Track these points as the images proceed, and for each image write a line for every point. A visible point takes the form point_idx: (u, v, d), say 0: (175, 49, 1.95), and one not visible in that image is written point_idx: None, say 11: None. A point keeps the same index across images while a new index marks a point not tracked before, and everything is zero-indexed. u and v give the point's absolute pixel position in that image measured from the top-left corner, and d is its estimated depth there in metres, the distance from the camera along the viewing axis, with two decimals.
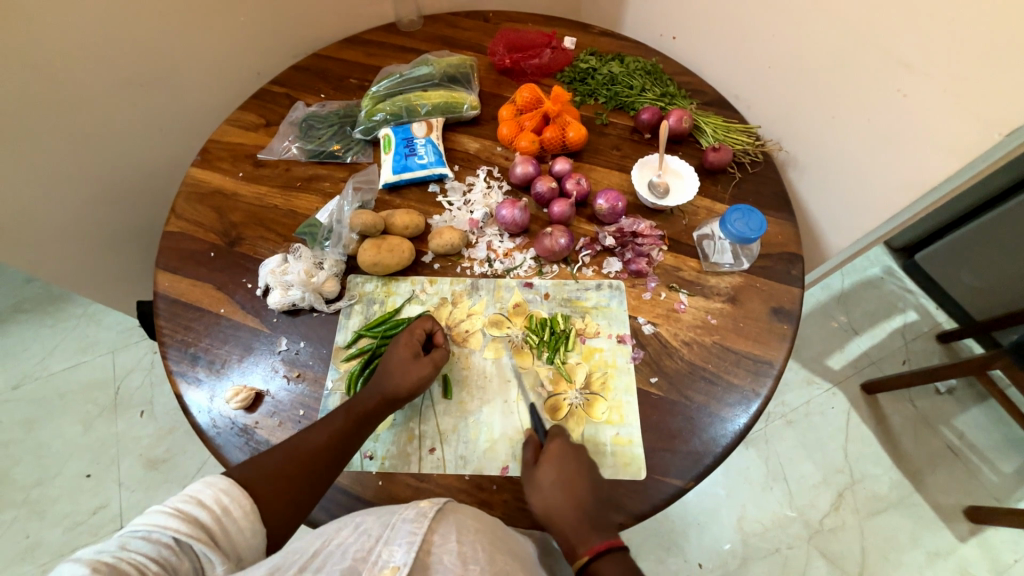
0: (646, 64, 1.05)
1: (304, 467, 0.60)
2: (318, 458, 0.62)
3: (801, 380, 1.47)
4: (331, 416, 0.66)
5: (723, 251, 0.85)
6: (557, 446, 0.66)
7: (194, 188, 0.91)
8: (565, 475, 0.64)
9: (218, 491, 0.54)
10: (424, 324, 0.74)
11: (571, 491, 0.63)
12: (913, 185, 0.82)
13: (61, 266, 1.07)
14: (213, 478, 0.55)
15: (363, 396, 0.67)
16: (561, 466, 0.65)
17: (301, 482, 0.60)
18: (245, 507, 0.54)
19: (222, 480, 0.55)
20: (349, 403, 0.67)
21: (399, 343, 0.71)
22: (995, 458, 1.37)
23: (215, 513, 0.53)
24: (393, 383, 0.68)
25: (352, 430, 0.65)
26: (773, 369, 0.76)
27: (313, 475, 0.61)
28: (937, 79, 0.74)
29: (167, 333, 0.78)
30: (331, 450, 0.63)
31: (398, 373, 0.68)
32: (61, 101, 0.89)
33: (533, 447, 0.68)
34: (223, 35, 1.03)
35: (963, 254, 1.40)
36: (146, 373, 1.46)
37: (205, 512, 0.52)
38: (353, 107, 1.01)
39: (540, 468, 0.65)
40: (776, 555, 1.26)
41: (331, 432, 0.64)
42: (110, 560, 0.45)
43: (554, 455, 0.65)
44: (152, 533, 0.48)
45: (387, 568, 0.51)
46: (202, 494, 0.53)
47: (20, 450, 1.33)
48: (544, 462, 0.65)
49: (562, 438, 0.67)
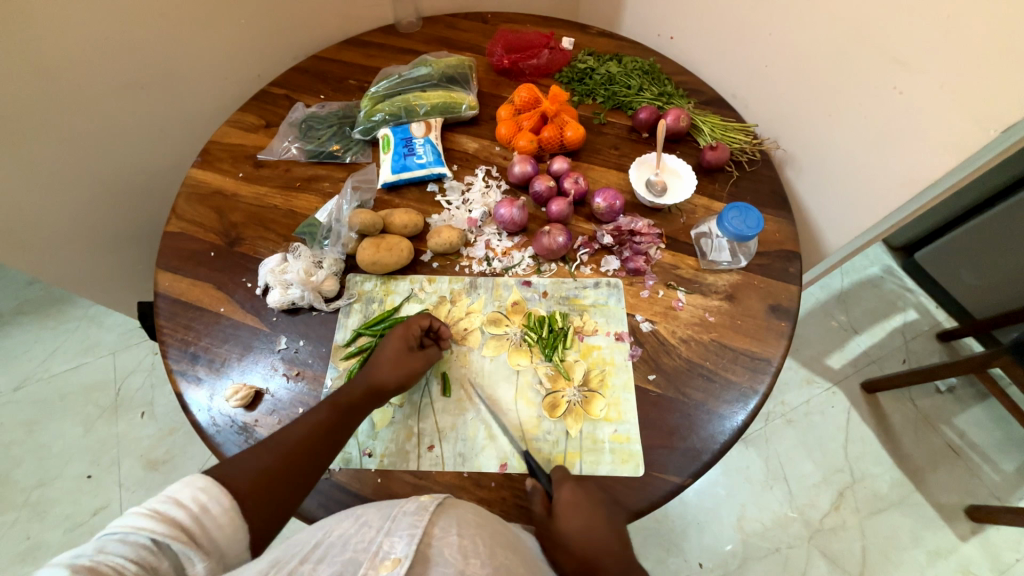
0: (644, 64, 1.05)
1: (287, 460, 0.61)
2: (301, 451, 0.62)
3: (801, 380, 1.47)
4: (316, 409, 0.66)
5: (721, 249, 0.86)
6: (568, 493, 0.63)
7: (194, 189, 0.92)
8: (588, 522, 0.62)
9: (197, 489, 0.53)
10: (418, 323, 0.74)
11: (595, 537, 0.61)
12: (909, 182, 0.83)
13: (63, 268, 1.07)
14: (191, 477, 0.54)
15: (349, 389, 0.68)
16: (580, 515, 0.62)
17: (283, 475, 0.60)
18: (225, 504, 0.53)
19: (200, 478, 0.54)
20: (334, 397, 0.67)
21: (391, 338, 0.72)
22: (996, 457, 1.37)
23: (194, 512, 0.51)
24: (384, 377, 0.69)
25: (336, 424, 0.65)
26: (770, 367, 0.76)
27: (296, 468, 0.61)
28: (933, 76, 0.75)
29: (167, 332, 0.78)
30: (314, 442, 0.63)
31: (390, 367, 0.69)
32: (63, 101, 0.90)
33: (541, 500, 0.65)
34: (222, 37, 1.04)
35: (963, 252, 1.40)
36: (146, 374, 1.46)
37: (182, 512, 0.50)
38: (352, 108, 1.01)
39: (558, 521, 0.62)
40: (776, 555, 1.25)
41: (315, 424, 0.64)
42: (88, 564, 0.44)
43: (568, 502, 0.63)
44: (129, 536, 0.47)
45: (388, 560, 0.51)
46: (180, 493, 0.52)
47: (21, 451, 1.34)
48: (562, 514, 0.62)
49: (570, 484, 0.65)
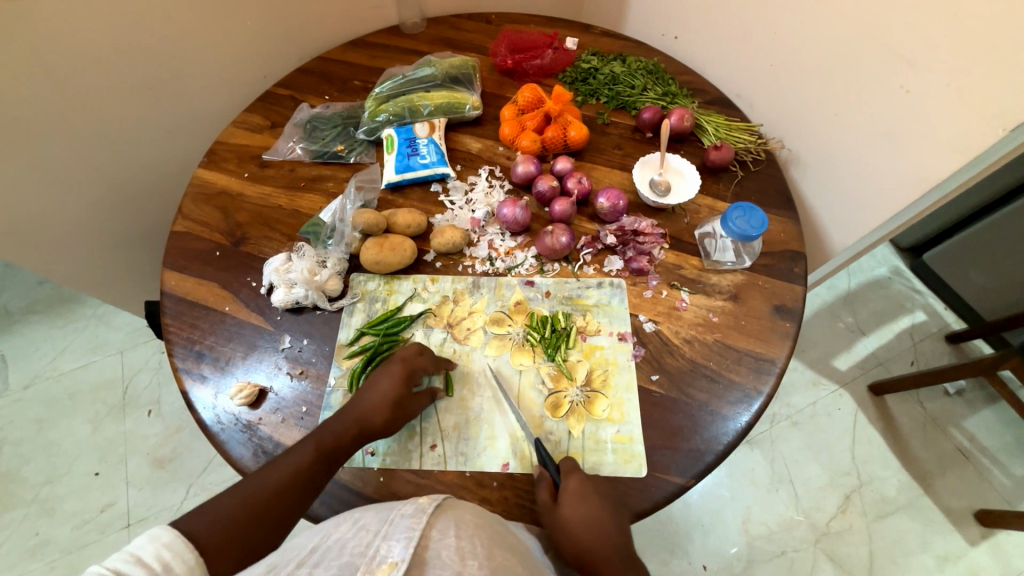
0: (648, 63, 1.05)
1: (262, 510, 0.58)
2: (277, 501, 0.59)
3: (807, 381, 1.46)
4: (299, 452, 0.63)
5: (726, 249, 0.85)
6: (576, 482, 0.64)
7: (200, 189, 0.93)
8: (593, 512, 0.63)
9: (161, 546, 0.49)
10: (420, 360, 0.72)
11: (598, 528, 0.62)
12: (916, 182, 0.82)
13: (72, 267, 1.09)
14: (156, 530, 0.50)
15: (338, 431, 0.66)
16: (585, 505, 0.63)
17: (257, 527, 0.57)
18: (189, 563, 0.49)
19: (166, 534, 0.50)
20: (318, 437, 0.65)
21: (389, 376, 0.69)
22: (1006, 460, 1.35)
23: (157, 573, 0.47)
24: (377, 424, 0.67)
25: (318, 468, 0.63)
26: (775, 368, 0.75)
27: (272, 517, 0.58)
28: (941, 74, 0.74)
29: (173, 331, 0.79)
30: (293, 489, 0.61)
31: (384, 414, 0.67)
32: (71, 102, 0.91)
33: (547, 488, 0.65)
34: (229, 39, 1.04)
35: (972, 253, 1.39)
36: (154, 372, 1.48)
37: (144, 571, 0.46)
38: (357, 108, 1.02)
39: (564, 507, 0.63)
40: (782, 558, 1.24)
41: (296, 469, 0.62)
42: None
43: (575, 491, 0.63)
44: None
45: (384, 564, 0.50)
46: (143, 550, 0.47)
47: (31, 448, 1.35)
48: (567, 501, 0.63)
49: (578, 474, 0.65)
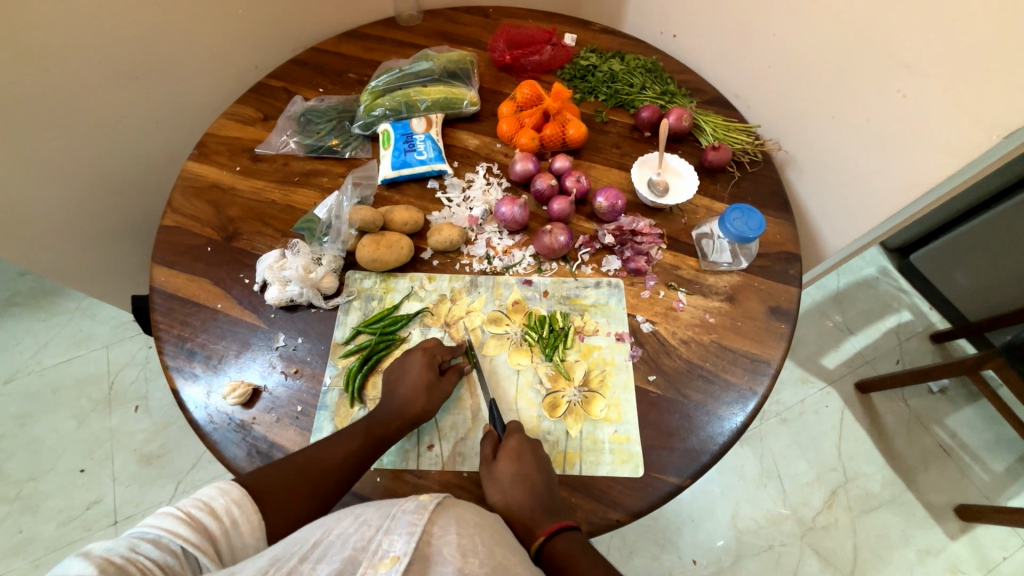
0: (646, 62, 1.05)
1: (311, 484, 0.61)
2: (328, 476, 0.62)
3: (796, 379, 1.48)
4: (348, 434, 0.66)
5: (722, 250, 0.85)
6: (514, 442, 0.66)
7: (191, 182, 0.90)
8: (525, 469, 0.64)
9: (231, 500, 0.56)
10: (439, 347, 0.74)
11: (528, 484, 0.63)
12: (911, 184, 0.83)
13: (55, 260, 1.05)
14: (227, 485, 0.57)
15: (380, 420, 0.68)
16: (518, 463, 0.64)
17: (307, 494, 0.60)
18: (254, 523, 0.56)
19: (236, 490, 0.57)
20: (367, 421, 0.67)
21: (413, 365, 0.71)
22: (986, 457, 1.39)
23: (224, 525, 0.54)
24: (419, 408, 0.68)
25: (367, 451, 0.65)
26: (770, 369, 0.76)
27: (321, 489, 0.61)
28: (938, 79, 0.75)
29: (163, 328, 0.77)
30: (342, 469, 0.63)
31: (424, 396, 0.69)
32: (57, 91, 0.89)
33: (491, 441, 0.67)
34: (219, 27, 1.02)
35: (958, 254, 1.41)
36: (140, 368, 1.45)
37: (214, 523, 0.53)
38: (353, 102, 1.00)
39: (499, 461, 0.64)
40: (769, 552, 1.27)
41: (345, 452, 0.64)
42: (119, 561, 0.46)
43: (511, 450, 0.65)
44: (162, 538, 0.50)
45: (387, 558, 0.51)
46: (214, 501, 0.55)
47: (12, 444, 1.32)
48: (503, 455, 0.65)
49: (520, 434, 0.67)
